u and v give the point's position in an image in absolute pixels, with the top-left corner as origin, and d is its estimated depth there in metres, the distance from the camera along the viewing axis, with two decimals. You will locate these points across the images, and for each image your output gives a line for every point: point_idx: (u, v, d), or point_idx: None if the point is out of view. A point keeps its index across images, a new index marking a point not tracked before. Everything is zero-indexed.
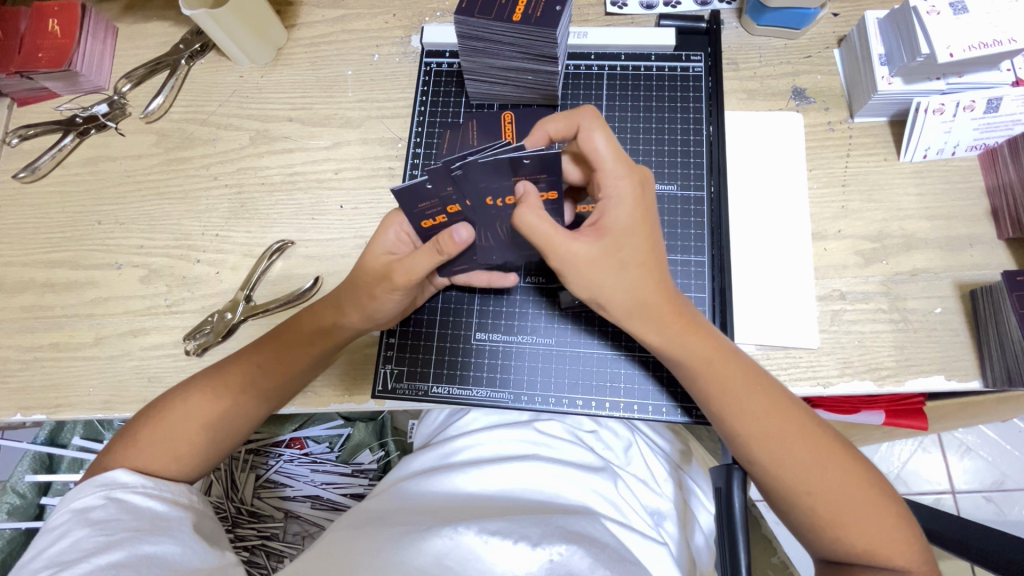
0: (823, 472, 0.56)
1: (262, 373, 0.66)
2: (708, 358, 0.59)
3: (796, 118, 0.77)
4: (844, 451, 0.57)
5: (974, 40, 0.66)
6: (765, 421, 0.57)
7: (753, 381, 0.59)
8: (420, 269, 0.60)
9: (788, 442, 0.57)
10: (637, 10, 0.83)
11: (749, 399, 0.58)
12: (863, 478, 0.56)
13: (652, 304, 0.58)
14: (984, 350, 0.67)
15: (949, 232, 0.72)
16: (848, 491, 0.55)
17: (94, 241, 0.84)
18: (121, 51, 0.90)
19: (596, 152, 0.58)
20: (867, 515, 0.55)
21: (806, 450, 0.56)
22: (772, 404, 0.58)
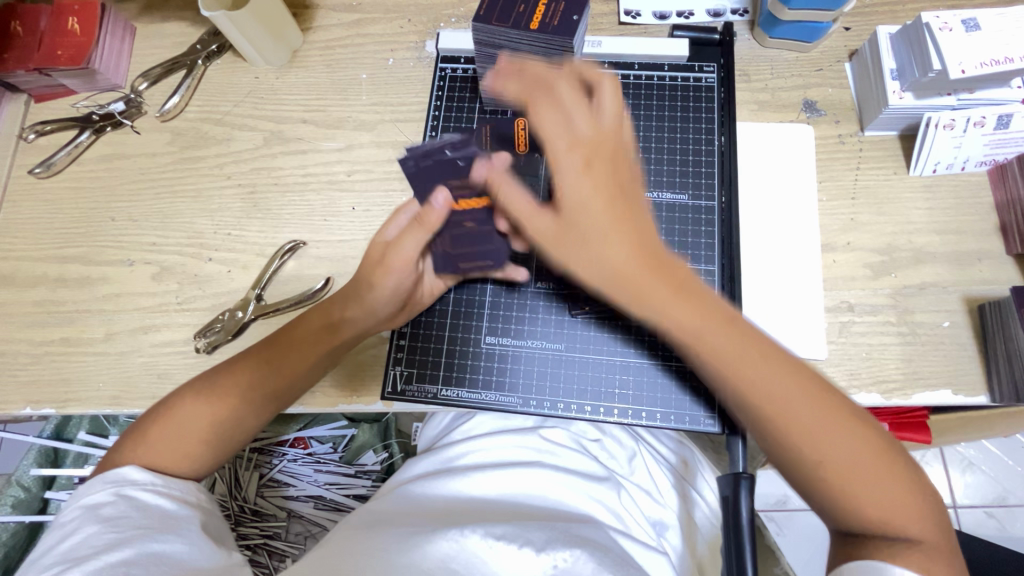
0: (828, 437, 0.52)
1: (273, 367, 0.67)
2: (708, 325, 0.53)
3: (807, 130, 0.78)
4: (848, 414, 0.53)
5: (985, 57, 0.66)
6: (770, 390, 0.53)
7: (760, 340, 0.54)
8: (410, 249, 0.63)
9: (790, 410, 0.53)
10: (650, 21, 0.84)
11: (757, 369, 0.53)
12: (870, 443, 0.52)
13: (636, 268, 0.53)
14: (992, 365, 0.68)
15: (958, 247, 0.73)
16: (858, 459, 0.52)
17: (107, 237, 0.84)
18: (138, 50, 0.91)
19: (540, 125, 0.57)
20: (874, 482, 0.51)
21: (812, 416, 0.53)
22: (781, 371, 0.53)
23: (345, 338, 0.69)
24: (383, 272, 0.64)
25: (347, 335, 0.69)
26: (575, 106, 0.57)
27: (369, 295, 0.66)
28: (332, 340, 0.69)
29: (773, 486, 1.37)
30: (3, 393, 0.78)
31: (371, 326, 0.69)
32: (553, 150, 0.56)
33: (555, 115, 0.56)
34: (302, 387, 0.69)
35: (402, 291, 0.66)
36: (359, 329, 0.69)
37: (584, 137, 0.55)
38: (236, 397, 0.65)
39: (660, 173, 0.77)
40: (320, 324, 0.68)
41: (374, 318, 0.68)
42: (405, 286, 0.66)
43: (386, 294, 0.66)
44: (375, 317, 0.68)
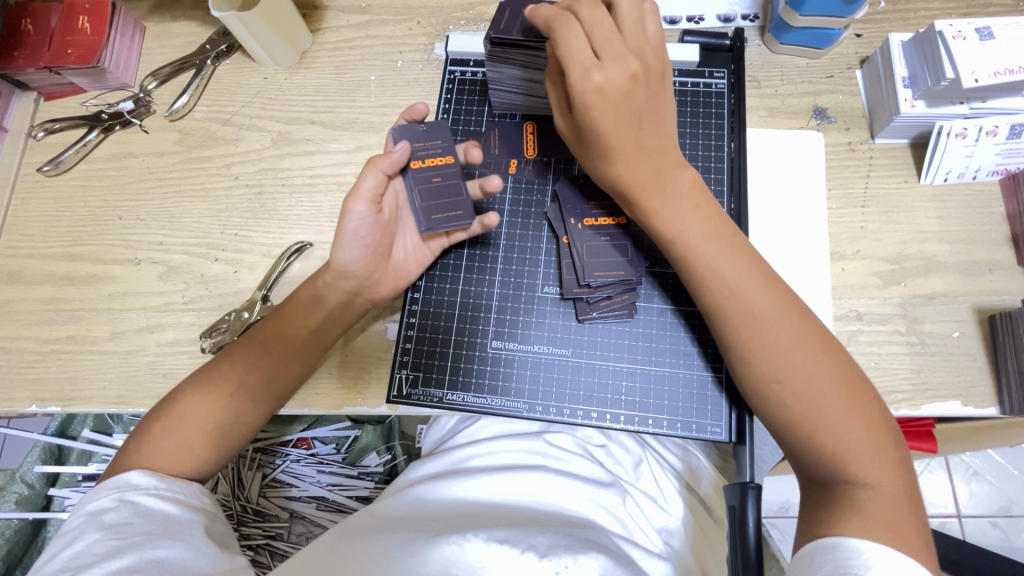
0: (795, 360, 0.55)
1: (265, 350, 0.68)
2: (705, 242, 0.60)
3: (817, 138, 0.77)
4: (834, 354, 0.55)
5: (999, 67, 0.66)
6: (758, 307, 0.57)
7: (756, 263, 0.59)
8: (367, 186, 0.66)
9: (777, 328, 0.56)
10: (660, 25, 0.84)
11: (749, 281, 0.58)
12: (848, 382, 0.54)
13: (638, 186, 0.61)
14: (1002, 377, 0.67)
15: (968, 256, 0.72)
16: (833, 393, 0.54)
17: (114, 236, 0.84)
18: (148, 49, 0.91)
19: (578, 77, 0.58)
20: (838, 414, 0.53)
21: (797, 334, 0.56)
22: (774, 292, 0.57)
23: (331, 311, 0.70)
24: (344, 216, 0.66)
25: (331, 307, 0.70)
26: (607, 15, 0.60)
27: (336, 244, 0.67)
28: (321, 317, 0.70)
29: (776, 493, 1.36)
30: (9, 390, 0.78)
31: (351, 289, 0.70)
32: (588, 84, 0.58)
33: (580, 40, 0.58)
34: (298, 373, 0.70)
35: (366, 239, 0.68)
36: (341, 301, 0.70)
37: (618, 67, 0.58)
38: (233, 383, 0.66)
39: None
40: (310, 310, 0.69)
41: (347, 276, 0.69)
42: (370, 228, 0.67)
43: (349, 238, 0.67)
44: (349, 275, 0.69)
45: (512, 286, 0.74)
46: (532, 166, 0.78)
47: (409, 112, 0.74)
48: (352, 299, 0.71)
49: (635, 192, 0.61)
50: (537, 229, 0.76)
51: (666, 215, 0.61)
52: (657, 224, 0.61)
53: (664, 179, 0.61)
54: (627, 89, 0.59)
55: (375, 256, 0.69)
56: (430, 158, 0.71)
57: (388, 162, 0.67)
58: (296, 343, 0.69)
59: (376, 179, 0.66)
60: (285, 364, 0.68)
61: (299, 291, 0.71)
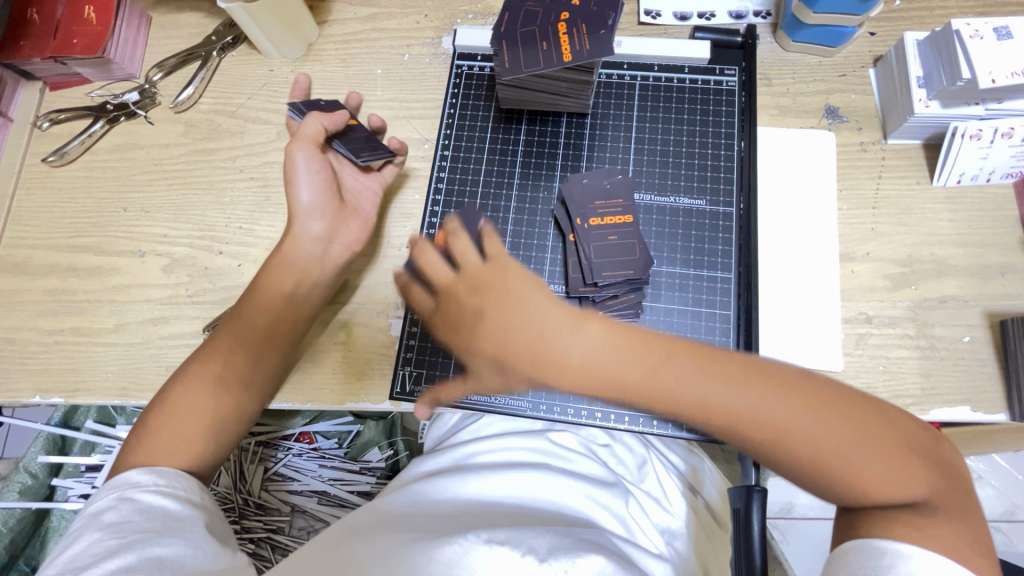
0: (798, 431, 0.47)
1: (245, 324, 0.69)
2: (648, 377, 0.47)
3: (829, 137, 0.76)
4: (818, 402, 0.47)
5: (1016, 67, 0.65)
6: (727, 412, 0.47)
7: (700, 355, 0.48)
8: (310, 128, 0.73)
9: (756, 418, 0.47)
10: (670, 21, 0.82)
11: (709, 391, 0.47)
12: (854, 421, 0.47)
13: (541, 338, 0.48)
14: (1013, 383, 0.66)
15: (980, 260, 0.71)
16: (847, 445, 0.46)
17: (118, 228, 0.84)
18: (154, 40, 0.90)
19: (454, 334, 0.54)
20: (868, 462, 0.46)
21: (775, 413, 0.47)
22: (731, 386, 0.47)
23: (310, 274, 0.72)
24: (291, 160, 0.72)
25: (307, 270, 0.72)
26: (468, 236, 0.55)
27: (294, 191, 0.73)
28: (299, 281, 0.72)
29: (778, 494, 1.36)
30: (13, 380, 0.79)
31: (317, 238, 0.73)
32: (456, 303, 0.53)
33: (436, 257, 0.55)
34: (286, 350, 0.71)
35: (317, 178, 0.73)
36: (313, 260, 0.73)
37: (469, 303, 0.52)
38: (220, 359, 0.67)
39: (679, 178, 0.75)
40: (283, 276, 0.71)
41: (307, 214, 0.73)
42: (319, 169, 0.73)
43: (302, 176, 0.72)
44: (312, 214, 0.73)
45: None
46: (539, 164, 0.78)
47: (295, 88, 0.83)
48: (326, 247, 0.73)
49: (542, 350, 0.48)
50: (543, 226, 0.75)
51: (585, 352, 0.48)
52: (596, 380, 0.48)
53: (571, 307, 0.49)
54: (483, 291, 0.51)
55: (328, 198, 0.74)
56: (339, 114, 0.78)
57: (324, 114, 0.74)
58: (281, 319, 0.70)
59: (316, 124, 0.73)
60: (270, 337, 0.69)
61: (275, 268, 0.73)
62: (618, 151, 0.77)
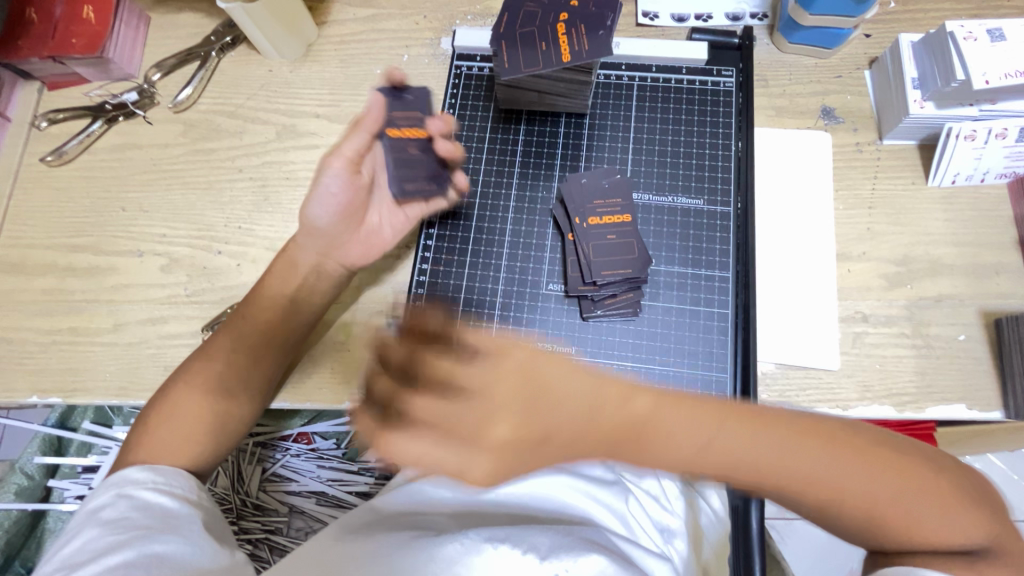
0: (841, 480, 0.46)
1: (247, 331, 0.68)
2: (671, 437, 0.46)
3: (825, 138, 0.77)
4: (818, 442, 0.47)
5: (1010, 68, 0.65)
6: (736, 466, 0.47)
7: (729, 412, 0.47)
8: (354, 146, 0.67)
9: (765, 470, 0.47)
10: (668, 23, 0.83)
11: (746, 446, 0.46)
12: (887, 460, 0.47)
13: (580, 415, 0.45)
14: (1008, 381, 0.67)
15: (975, 259, 0.72)
16: (874, 493, 0.46)
17: (116, 227, 0.84)
18: (153, 40, 0.90)
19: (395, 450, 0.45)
20: (913, 501, 0.46)
21: (783, 465, 0.47)
22: (733, 438, 0.47)
23: (308, 279, 0.70)
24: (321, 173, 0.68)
25: (311, 278, 0.70)
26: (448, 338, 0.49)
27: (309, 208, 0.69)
28: (300, 285, 0.70)
29: None
30: (10, 380, 0.78)
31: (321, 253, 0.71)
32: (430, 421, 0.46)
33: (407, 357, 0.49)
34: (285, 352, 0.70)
35: (337, 199, 0.68)
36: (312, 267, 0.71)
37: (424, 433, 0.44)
38: (218, 359, 0.66)
39: (677, 177, 0.76)
40: (285, 278, 0.70)
41: (319, 234, 0.70)
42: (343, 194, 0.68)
43: (321, 195, 0.68)
44: (319, 233, 0.70)
45: (516, 283, 0.74)
46: (538, 163, 0.78)
47: (387, 76, 0.72)
48: (322, 261, 0.71)
49: (585, 422, 0.45)
50: (542, 226, 0.75)
51: (633, 426, 0.46)
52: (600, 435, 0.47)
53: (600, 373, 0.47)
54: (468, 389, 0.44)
55: (345, 219, 0.70)
56: (407, 127, 0.72)
57: (373, 122, 0.68)
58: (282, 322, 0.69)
59: (361, 141, 0.67)
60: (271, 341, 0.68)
61: (276, 272, 0.70)
62: (617, 152, 0.77)
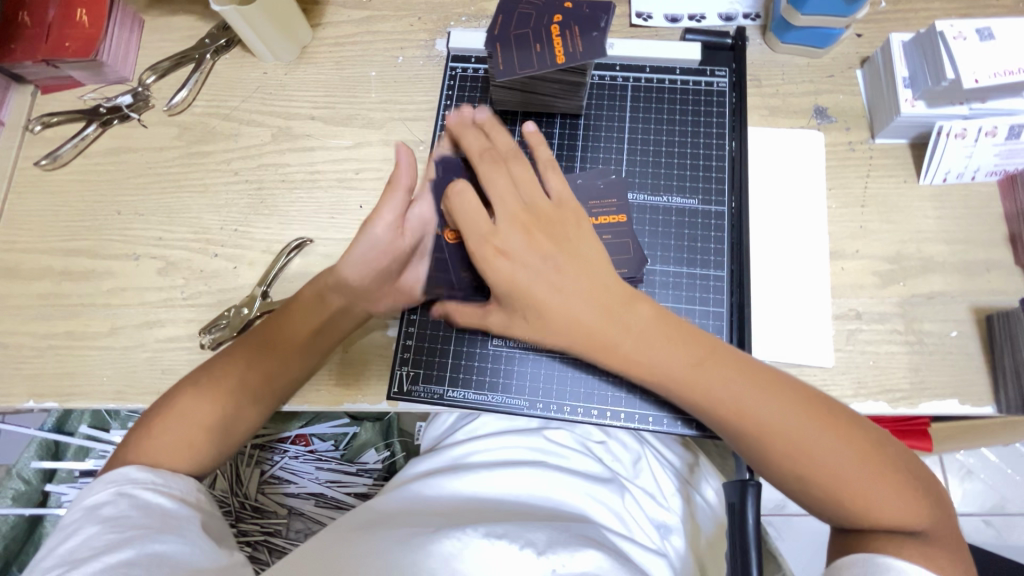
0: (817, 446, 0.54)
1: (269, 349, 0.67)
2: (687, 369, 0.58)
3: (818, 137, 0.78)
4: (824, 413, 0.55)
5: (999, 68, 0.66)
6: (721, 402, 0.57)
7: (739, 366, 0.58)
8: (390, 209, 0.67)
9: (764, 420, 0.55)
10: (661, 23, 0.84)
11: (744, 394, 0.56)
12: (862, 441, 0.54)
13: (591, 330, 0.59)
14: (999, 376, 0.68)
15: (966, 256, 0.73)
16: (855, 466, 0.53)
17: (112, 231, 0.84)
18: (147, 43, 0.90)
19: (489, 270, 0.62)
20: (869, 480, 0.53)
21: (787, 421, 0.55)
22: (721, 374, 0.57)
23: (333, 312, 0.70)
24: (360, 235, 0.68)
25: (335, 306, 0.69)
26: (502, 176, 0.66)
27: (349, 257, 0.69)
28: (326, 316, 0.69)
29: (772, 491, 1.37)
30: (7, 385, 0.78)
31: (353, 293, 0.70)
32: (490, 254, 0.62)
33: (474, 211, 0.64)
34: (299, 371, 0.69)
35: (377, 260, 0.69)
36: (343, 302, 0.70)
37: (514, 232, 0.63)
38: (232, 380, 0.65)
39: (672, 177, 0.76)
40: (314, 303, 0.69)
41: (348, 286, 0.69)
42: (385, 246, 0.68)
43: (359, 258, 0.69)
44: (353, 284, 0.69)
45: None
46: None
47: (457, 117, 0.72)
48: (354, 303, 0.70)
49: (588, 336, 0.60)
50: None
51: (631, 352, 0.59)
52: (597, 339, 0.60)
53: (616, 314, 0.59)
54: (531, 245, 0.62)
55: (378, 276, 0.70)
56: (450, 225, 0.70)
57: (406, 180, 0.67)
58: (298, 337, 0.68)
59: (398, 203, 0.67)
60: (287, 359, 0.68)
61: (306, 289, 0.71)
62: (611, 152, 0.78)
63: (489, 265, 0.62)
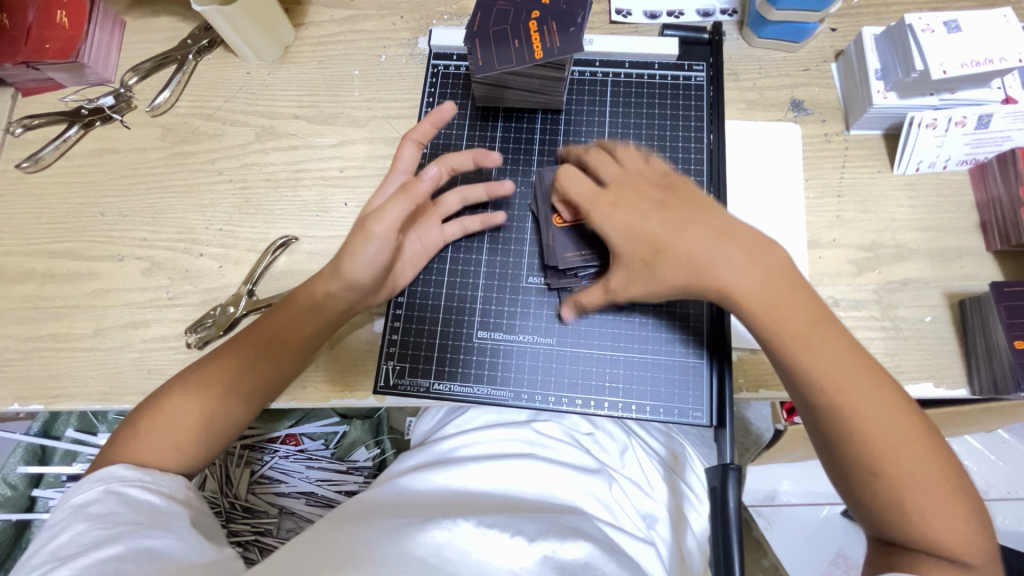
0: (904, 456, 0.53)
1: (261, 355, 0.67)
2: (807, 334, 0.57)
3: (795, 129, 0.79)
4: (923, 428, 0.55)
5: (966, 58, 0.68)
6: (826, 371, 0.56)
7: (859, 358, 0.56)
8: (394, 216, 0.62)
9: (863, 405, 0.54)
10: (640, 20, 0.85)
11: (858, 382, 0.55)
12: (943, 468, 0.54)
13: (719, 280, 0.59)
14: (972, 359, 0.70)
15: (939, 243, 0.74)
16: (930, 484, 0.53)
17: (96, 232, 0.84)
18: (128, 44, 0.90)
19: (601, 218, 0.64)
20: (937, 501, 0.52)
21: (882, 408, 0.54)
22: (835, 345, 0.57)
23: (329, 318, 0.69)
24: (362, 241, 0.63)
25: (331, 313, 0.68)
26: (609, 158, 0.69)
27: (350, 265, 0.64)
28: (319, 323, 0.68)
29: (761, 482, 1.38)
30: None
31: (350, 299, 0.68)
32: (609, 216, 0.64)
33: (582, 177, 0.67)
34: (290, 373, 0.69)
35: (379, 267, 0.65)
36: (340, 309, 0.69)
37: (631, 188, 0.65)
38: (224, 384, 0.65)
39: None
40: (308, 311, 0.68)
41: (352, 287, 0.66)
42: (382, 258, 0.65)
43: (364, 263, 0.64)
44: (354, 288, 0.67)
45: (496, 278, 0.75)
46: (516, 159, 0.79)
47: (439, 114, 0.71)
48: (349, 307, 0.69)
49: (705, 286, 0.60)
50: (521, 221, 0.76)
51: (750, 312, 0.59)
52: (708, 281, 0.59)
53: (763, 276, 0.59)
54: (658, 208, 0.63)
55: (377, 280, 0.68)
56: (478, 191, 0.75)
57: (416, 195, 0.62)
58: (288, 340, 0.68)
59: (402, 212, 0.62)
60: (278, 362, 0.67)
61: (298, 292, 0.69)
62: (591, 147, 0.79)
63: (604, 215, 0.64)
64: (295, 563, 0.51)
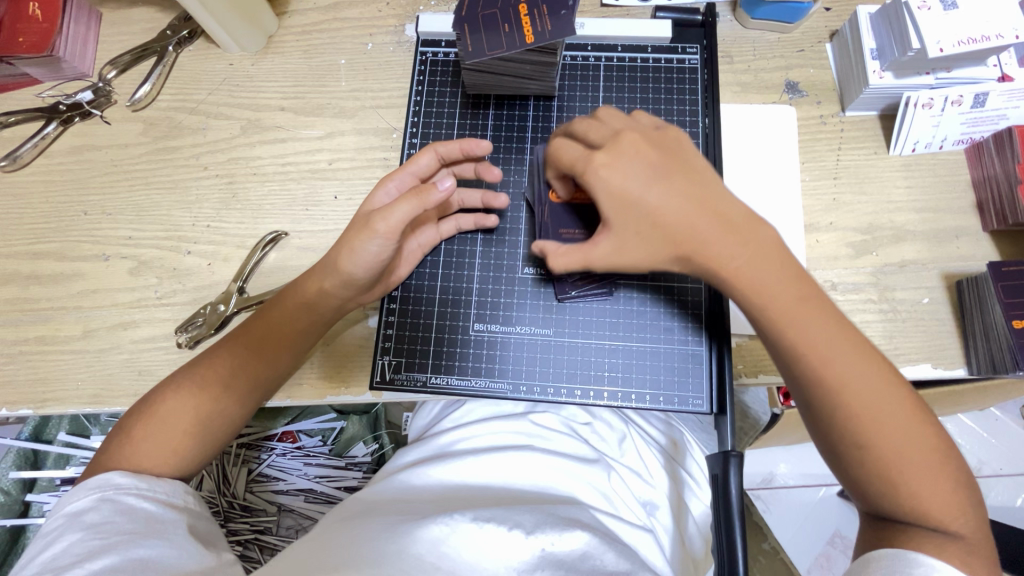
0: (889, 430, 0.53)
1: (254, 355, 0.65)
2: (792, 305, 0.55)
3: (790, 112, 0.78)
4: (911, 404, 0.54)
5: (962, 36, 0.67)
6: (815, 349, 0.54)
7: (847, 333, 0.55)
8: (402, 217, 0.60)
9: (846, 379, 0.54)
10: (632, 2, 0.83)
11: (845, 358, 0.54)
12: (930, 439, 0.54)
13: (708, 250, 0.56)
14: (970, 339, 0.69)
15: (936, 224, 0.74)
16: (916, 457, 0.53)
17: (80, 231, 0.82)
18: (105, 36, 0.87)
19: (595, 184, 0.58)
20: (925, 473, 0.52)
21: (871, 386, 0.54)
22: (822, 319, 0.55)
23: (324, 316, 0.68)
24: (365, 238, 0.61)
25: (324, 312, 0.67)
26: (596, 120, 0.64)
27: (351, 264, 0.62)
28: (311, 321, 0.67)
29: (760, 466, 1.39)
30: None
31: (345, 297, 0.67)
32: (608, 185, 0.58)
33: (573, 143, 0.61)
34: (283, 371, 0.68)
35: (377, 265, 0.63)
36: (333, 306, 0.67)
37: (626, 146, 0.59)
38: (218, 385, 0.64)
39: None
40: (302, 310, 0.66)
41: (346, 284, 0.64)
42: (383, 257, 0.63)
43: (363, 259, 0.62)
44: (348, 285, 0.65)
45: (492, 268, 0.74)
46: (508, 148, 0.78)
47: (472, 146, 0.69)
48: (343, 305, 0.68)
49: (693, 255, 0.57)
50: (516, 211, 0.75)
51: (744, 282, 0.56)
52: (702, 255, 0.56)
53: (750, 244, 0.56)
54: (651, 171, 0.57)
55: (373, 278, 0.66)
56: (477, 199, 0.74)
57: (427, 198, 0.60)
58: (282, 339, 0.66)
59: (410, 214, 0.60)
60: (271, 361, 0.66)
61: (289, 290, 0.67)
62: None
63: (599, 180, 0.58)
64: (297, 563, 0.50)
